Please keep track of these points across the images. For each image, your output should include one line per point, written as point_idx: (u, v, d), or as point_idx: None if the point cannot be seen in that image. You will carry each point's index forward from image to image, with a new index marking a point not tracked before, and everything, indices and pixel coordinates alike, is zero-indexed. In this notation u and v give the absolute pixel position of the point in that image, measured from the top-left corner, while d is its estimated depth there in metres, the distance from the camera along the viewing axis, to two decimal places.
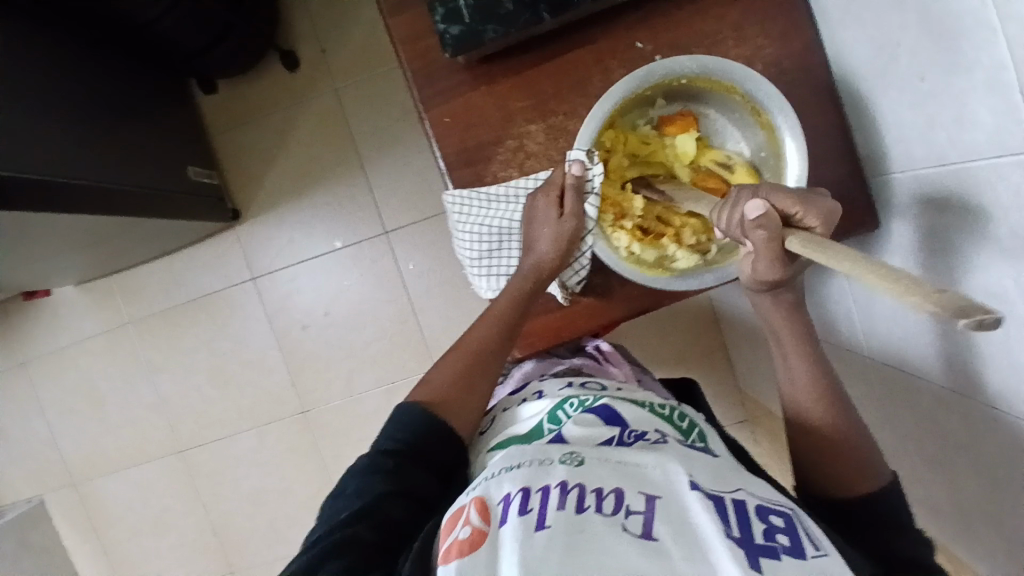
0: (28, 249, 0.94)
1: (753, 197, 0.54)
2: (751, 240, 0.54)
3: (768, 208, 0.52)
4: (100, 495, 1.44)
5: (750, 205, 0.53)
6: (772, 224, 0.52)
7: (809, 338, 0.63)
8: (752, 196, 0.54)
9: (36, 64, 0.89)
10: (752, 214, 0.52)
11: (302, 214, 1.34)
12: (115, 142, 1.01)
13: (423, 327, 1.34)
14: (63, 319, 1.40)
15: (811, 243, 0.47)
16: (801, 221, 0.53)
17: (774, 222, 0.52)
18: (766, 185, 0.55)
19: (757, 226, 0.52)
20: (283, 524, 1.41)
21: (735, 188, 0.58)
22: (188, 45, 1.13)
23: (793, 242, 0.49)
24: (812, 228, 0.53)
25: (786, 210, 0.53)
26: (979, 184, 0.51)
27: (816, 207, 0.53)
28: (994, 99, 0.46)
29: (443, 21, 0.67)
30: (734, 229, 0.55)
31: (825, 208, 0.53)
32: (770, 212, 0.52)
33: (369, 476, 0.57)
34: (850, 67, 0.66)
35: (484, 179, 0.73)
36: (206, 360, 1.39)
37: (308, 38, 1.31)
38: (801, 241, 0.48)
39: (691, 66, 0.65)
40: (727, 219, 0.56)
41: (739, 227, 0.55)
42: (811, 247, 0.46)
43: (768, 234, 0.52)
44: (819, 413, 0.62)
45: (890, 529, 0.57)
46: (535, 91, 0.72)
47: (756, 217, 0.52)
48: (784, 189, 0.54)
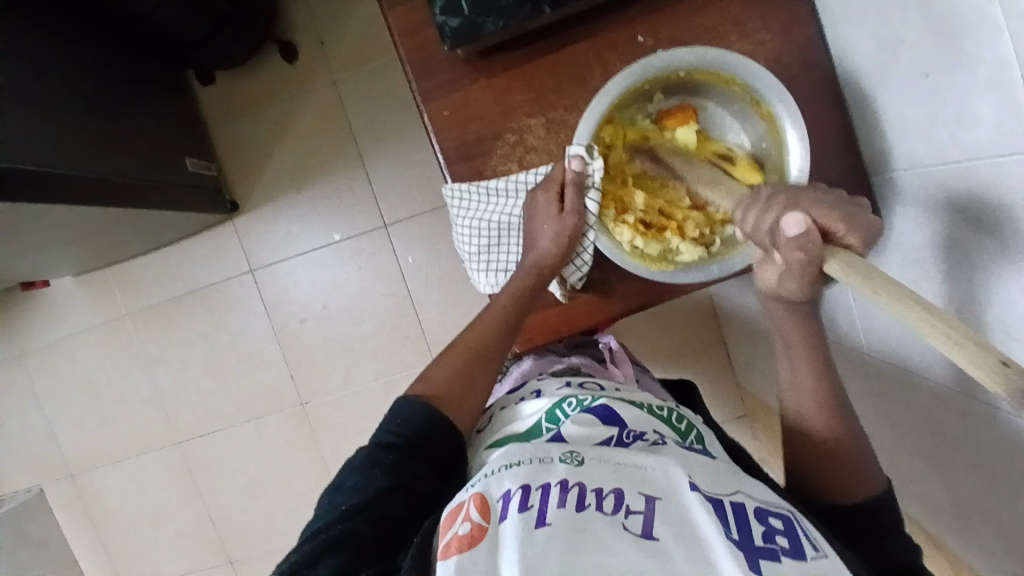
0: (27, 241, 0.94)
1: (793, 210, 0.53)
2: (784, 255, 0.54)
3: (810, 226, 0.51)
4: (98, 486, 1.45)
5: (790, 219, 0.52)
6: (815, 245, 0.51)
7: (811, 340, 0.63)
8: (793, 209, 0.53)
9: (33, 55, 0.88)
10: (791, 230, 0.52)
11: (301, 207, 1.33)
12: (112, 134, 1.01)
13: (422, 320, 1.34)
14: (60, 311, 1.40)
15: (854, 267, 0.47)
16: (841, 238, 0.52)
17: (814, 243, 0.51)
18: (808, 196, 0.53)
19: (799, 246, 0.51)
20: (281, 516, 1.41)
21: (772, 194, 0.56)
22: (186, 35, 1.12)
23: (836, 265, 0.49)
24: (851, 245, 0.52)
25: (829, 226, 0.52)
26: (981, 182, 0.50)
27: (860, 225, 0.52)
28: (997, 98, 0.46)
29: (442, 13, 0.65)
30: (766, 241, 0.55)
31: (870, 225, 0.52)
32: (813, 231, 0.51)
33: (369, 470, 0.56)
34: (852, 63, 0.65)
35: (483, 174, 0.73)
36: (204, 352, 1.38)
37: (306, 29, 1.30)
38: (842, 266, 0.49)
39: (689, 58, 0.65)
40: (768, 226, 0.55)
41: (773, 237, 0.55)
42: (854, 272, 0.47)
43: (805, 255, 0.52)
44: (816, 413, 0.62)
45: (881, 532, 0.58)
46: (535, 85, 0.71)
47: (795, 235, 0.52)
48: (826, 203, 0.52)
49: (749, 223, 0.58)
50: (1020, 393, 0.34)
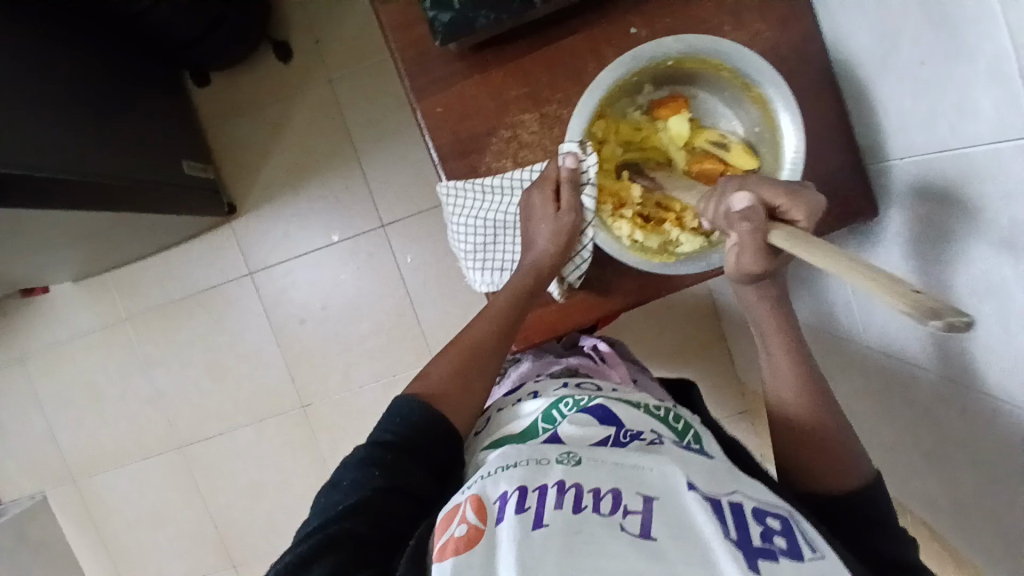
0: (23, 245, 0.94)
1: (739, 189, 0.55)
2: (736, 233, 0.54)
3: (754, 202, 0.53)
4: (100, 490, 1.44)
5: (736, 196, 0.54)
6: (757, 217, 0.52)
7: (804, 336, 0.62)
8: (738, 187, 0.55)
9: (27, 58, 0.88)
10: (738, 206, 0.53)
11: (298, 208, 1.33)
12: (108, 137, 1.00)
13: (421, 320, 1.34)
14: (58, 314, 1.39)
15: (795, 238, 0.47)
16: (785, 214, 0.54)
17: (759, 215, 0.53)
18: (752, 178, 0.56)
19: (744, 218, 0.53)
20: (283, 518, 1.41)
21: (721, 179, 0.59)
22: (181, 37, 1.12)
23: (777, 236, 0.49)
24: (795, 222, 0.54)
25: (772, 202, 0.54)
26: (978, 171, 0.49)
27: (803, 202, 0.54)
28: (995, 86, 0.45)
29: (432, 8, 0.65)
30: (719, 220, 0.56)
31: (812, 203, 0.54)
32: (756, 205, 0.53)
33: (365, 469, 0.56)
34: (848, 52, 0.64)
35: (477, 170, 0.72)
36: (203, 354, 1.38)
37: (301, 29, 1.29)
38: (784, 237, 0.48)
39: (677, 46, 0.64)
40: (713, 210, 0.57)
41: (725, 218, 0.56)
42: (794, 242, 0.47)
43: (752, 226, 0.53)
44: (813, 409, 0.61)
45: (879, 529, 0.57)
46: (528, 80, 0.71)
47: (742, 208, 0.53)
48: (770, 182, 0.55)
49: (708, 210, 0.58)
50: (947, 317, 0.33)
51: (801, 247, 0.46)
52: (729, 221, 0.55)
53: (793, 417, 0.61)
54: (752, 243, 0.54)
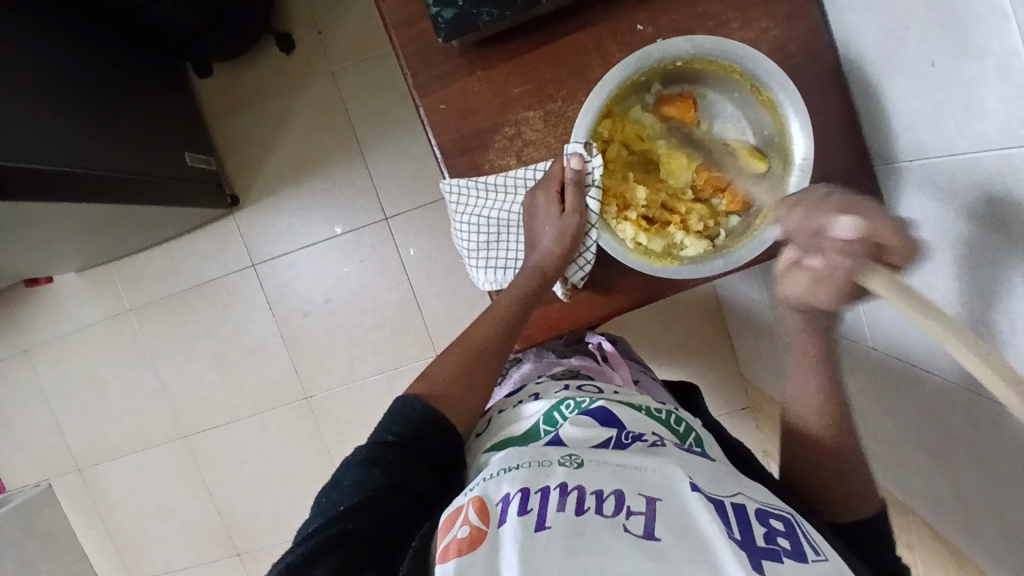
0: (28, 238, 0.94)
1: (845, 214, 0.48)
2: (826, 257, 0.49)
3: (862, 234, 0.47)
4: (105, 479, 1.46)
5: (844, 222, 0.47)
6: (859, 251, 0.47)
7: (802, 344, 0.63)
8: (841, 213, 0.49)
9: (30, 50, 0.88)
10: (845, 235, 0.47)
11: (302, 200, 1.32)
12: (111, 130, 1.00)
13: (424, 314, 1.34)
14: (63, 306, 1.40)
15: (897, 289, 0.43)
16: (889, 256, 0.48)
17: (859, 250, 0.47)
18: (863, 202, 0.49)
19: (847, 249, 0.47)
20: (286, 509, 1.42)
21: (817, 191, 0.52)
22: (184, 28, 1.11)
23: (878, 280, 0.44)
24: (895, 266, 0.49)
25: (882, 240, 0.48)
26: (989, 176, 0.49)
27: (909, 246, 0.48)
28: (1006, 89, 0.44)
29: (436, 4, 0.64)
30: (805, 241, 0.51)
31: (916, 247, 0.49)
32: (867, 239, 0.47)
33: (366, 468, 0.56)
34: (857, 50, 0.64)
35: (481, 168, 0.72)
36: (207, 347, 1.38)
37: (304, 20, 1.28)
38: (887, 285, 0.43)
39: (687, 48, 0.64)
40: (805, 228, 0.50)
41: (813, 241, 0.50)
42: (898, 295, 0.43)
43: (847, 260, 0.47)
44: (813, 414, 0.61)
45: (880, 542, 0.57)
46: (532, 77, 0.70)
47: (843, 240, 0.47)
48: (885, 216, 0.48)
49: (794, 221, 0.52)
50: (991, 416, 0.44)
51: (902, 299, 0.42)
52: (829, 247, 0.48)
53: (798, 420, 0.62)
54: (839, 271, 0.49)
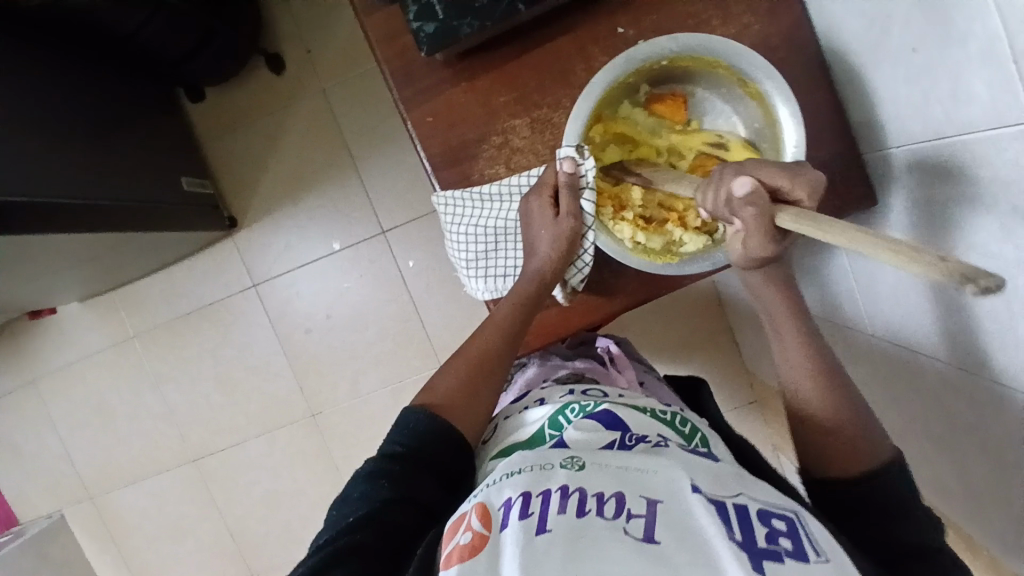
0: (28, 268, 0.95)
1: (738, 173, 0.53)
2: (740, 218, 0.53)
3: (755, 184, 0.52)
4: (117, 506, 1.46)
5: (737, 182, 0.52)
6: (762, 200, 0.51)
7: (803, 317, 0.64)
8: (736, 173, 0.54)
9: (23, 85, 0.89)
10: (740, 191, 0.52)
11: (299, 217, 1.33)
12: (106, 158, 1.01)
13: (426, 325, 1.34)
14: (67, 334, 1.41)
15: (804, 217, 0.46)
16: (787, 196, 0.53)
17: (763, 199, 0.51)
18: (747, 162, 0.55)
19: (748, 202, 0.51)
20: (299, 526, 1.42)
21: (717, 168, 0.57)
22: (174, 54, 1.12)
23: (785, 220, 0.48)
24: (800, 202, 0.53)
25: (774, 185, 0.53)
26: (976, 158, 0.49)
27: (802, 181, 0.53)
28: (988, 72, 0.44)
29: (416, 18, 0.65)
30: (721, 209, 0.55)
31: (811, 181, 0.53)
32: (758, 186, 0.52)
33: (374, 481, 0.56)
34: (838, 40, 0.64)
35: (470, 178, 0.72)
36: (212, 369, 1.39)
37: (292, 39, 1.30)
38: (792, 218, 0.47)
39: (671, 47, 0.64)
40: (713, 198, 0.55)
41: (727, 207, 0.54)
42: (804, 222, 0.45)
43: (758, 211, 0.51)
44: (817, 402, 0.60)
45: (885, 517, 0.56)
46: (516, 85, 0.71)
47: (745, 194, 0.52)
48: (769, 164, 0.54)
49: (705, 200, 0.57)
50: (978, 281, 0.33)
51: (805, 224, 0.45)
52: (733, 207, 0.53)
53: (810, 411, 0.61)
54: (759, 227, 0.52)
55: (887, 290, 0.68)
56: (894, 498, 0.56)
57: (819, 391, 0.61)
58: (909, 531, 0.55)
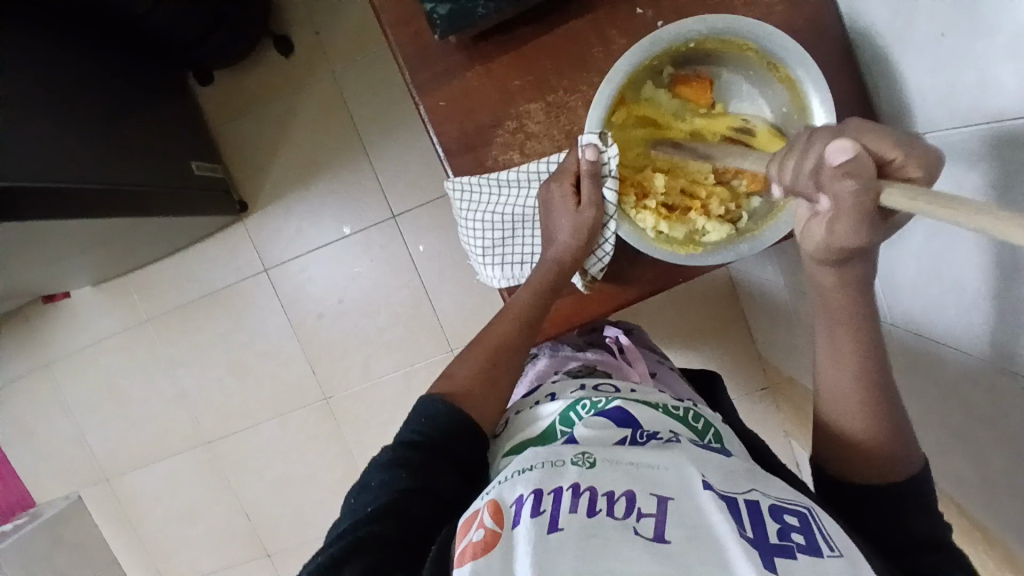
0: (40, 254, 0.95)
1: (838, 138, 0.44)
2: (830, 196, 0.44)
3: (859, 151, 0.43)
4: (132, 488, 1.48)
5: (835, 147, 0.43)
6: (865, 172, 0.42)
7: (867, 316, 0.56)
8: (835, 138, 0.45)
9: (34, 69, 0.88)
10: (837, 159, 0.43)
11: (309, 202, 1.32)
12: (116, 143, 1.00)
13: (437, 311, 1.34)
14: (81, 319, 1.42)
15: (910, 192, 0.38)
16: (898, 169, 0.44)
17: (864, 170, 0.43)
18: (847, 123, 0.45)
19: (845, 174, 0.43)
20: (311, 508, 1.44)
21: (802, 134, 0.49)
22: (183, 36, 1.11)
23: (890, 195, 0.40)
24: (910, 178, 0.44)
25: (881, 155, 0.44)
26: (1001, 150, 0.47)
27: (917, 153, 0.44)
28: (1017, 62, 0.42)
29: (430, 0, 0.63)
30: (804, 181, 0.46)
31: (928, 155, 0.44)
32: (864, 156, 0.42)
33: (393, 470, 0.55)
34: (865, 21, 0.62)
35: (484, 165, 0.71)
36: (225, 353, 1.40)
37: (302, 21, 1.28)
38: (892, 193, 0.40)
39: (700, 28, 0.62)
40: (798, 169, 0.47)
41: (813, 180, 0.45)
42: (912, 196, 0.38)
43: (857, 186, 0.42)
44: (855, 411, 0.57)
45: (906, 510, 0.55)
46: (532, 68, 0.69)
47: (841, 163, 0.43)
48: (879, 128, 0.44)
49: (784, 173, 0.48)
50: None
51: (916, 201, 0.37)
52: (823, 182, 0.44)
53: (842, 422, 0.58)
54: (851, 207, 0.44)
55: (909, 279, 0.66)
56: (918, 499, 0.56)
57: (850, 398, 0.57)
58: (919, 519, 0.55)
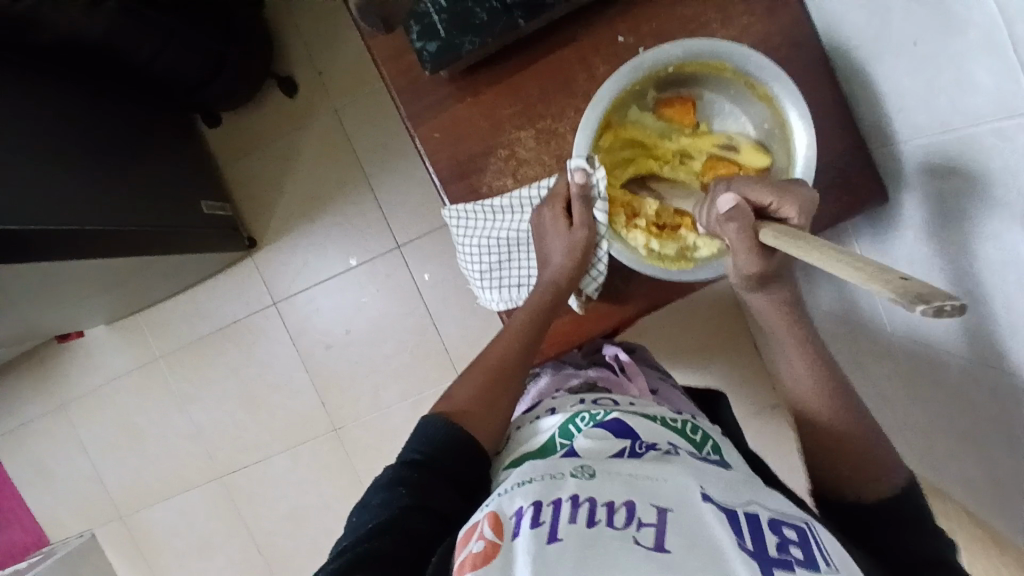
0: (53, 294, 0.97)
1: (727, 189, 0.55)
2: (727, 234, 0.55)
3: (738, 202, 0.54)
4: (146, 525, 1.49)
5: (721, 199, 0.55)
6: (742, 216, 0.53)
7: (810, 337, 0.62)
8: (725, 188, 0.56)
9: (48, 118, 0.92)
10: (724, 208, 0.54)
11: (315, 235, 1.35)
12: (127, 184, 1.03)
13: (444, 337, 1.35)
14: (95, 358, 1.44)
15: (784, 235, 0.47)
16: (777, 211, 0.54)
17: (744, 215, 0.53)
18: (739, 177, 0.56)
19: (728, 219, 0.54)
20: (324, 540, 1.43)
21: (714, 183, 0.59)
22: (190, 81, 1.15)
23: (767, 234, 0.50)
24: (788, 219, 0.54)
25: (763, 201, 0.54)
26: (984, 150, 0.48)
27: (793, 197, 0.54)
28: (991, 62, 0.44)
29: (419, 39, 0.66)
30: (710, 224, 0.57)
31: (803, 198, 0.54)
32: (742, 204, 0.53)
33: (394, 488, 0.56)
34: (841, 38, 0.64)
35: (479, 191, 0.73)
36: (236, 387, 1.41)
37: (304, 62, 1.32)
38: (773, 234, 0.49)
39: (676, 53, 0.64)
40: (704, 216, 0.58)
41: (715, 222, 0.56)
42: (785, 238, 0.47)
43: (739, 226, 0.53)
44: (831, 418, 0.60)
45: (907, 527, 0.56)
46: (520, 97, 0.71)
47: (727, 210, 0.54)
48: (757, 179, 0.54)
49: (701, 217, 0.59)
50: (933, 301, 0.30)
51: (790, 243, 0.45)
52: (719, 225, 0.55)
53: (839, 429, 0.59)
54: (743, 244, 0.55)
55: None
56: (918, 511, 0.56)
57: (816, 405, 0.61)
58: (924, 542, 0.55)
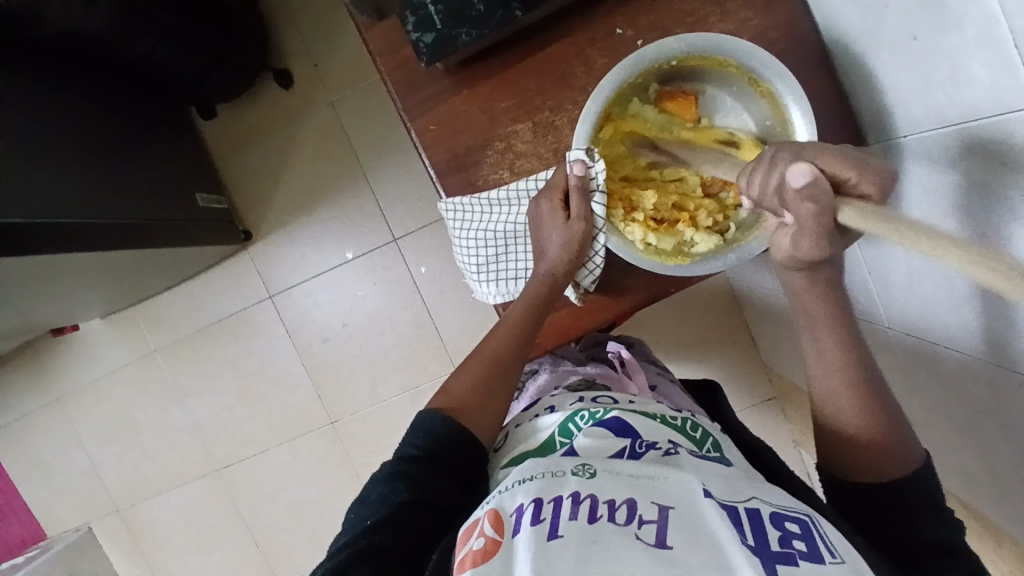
0: (49, 288, 0.97)
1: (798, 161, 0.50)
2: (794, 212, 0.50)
3: (815, 174, 0.48)
4: (144, 519, 1.49)
5: (796, 171, 0.48)
6: (823, 196, 0.48)
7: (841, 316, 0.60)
8: (794, 158, 0.51)
9: (43, 111, 0.91)
10: (798, 181, 0.48)
11: (312, 228, 1.35)
12: (123, 178, 1.03)
13: (441, 331, 1.35)
14: (91, 352, 1.44)
15: (868, 213, 0.42)
16: (854, 186, 0.50)
17: (824, 193, 0.48)
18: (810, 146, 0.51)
19: (806, 197, 0.48)
20: (322, 534, 1.43)
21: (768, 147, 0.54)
22: (186, 73, 1.14)
23: (849, 214, 0.44)
24: (867, 194, 0.50)
25: (839, 174, 0.49)
26: (982, 144, 0.48)
27: (871, 171, 0.50)
28: (988, 55, 0.44)
29: (416, 30, 0.65)
30: (770, 198, 0.52)
31: (881, 172, 0.50)
32: (820, 178, 0.48)
33: (391, 483, 0.56)
34: (839, 31, 0.63)
35: (476, 185, 0.73)
36: (233, 381, 1.41)
37: (299, 54, 1.31)
38: (855, 214, 0.43)
39: (681, 47, 0.64)
40: (761, 188, 0.53)
41: (776, 195, 0.52)
42: (868, 218, 0.42)
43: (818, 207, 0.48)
44: (851, 409, 0.58)
45: (915, 511, 0.55)
46: (518, 90, 0.71)
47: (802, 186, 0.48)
48: (836, 152, 0.50)
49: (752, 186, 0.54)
50: None
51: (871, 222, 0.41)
52: (789, 200, 0.50)
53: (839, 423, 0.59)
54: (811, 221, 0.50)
55: (901, 280, 0.67)
56: (925, 497, 0.56)
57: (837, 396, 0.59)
58: (934, 527, 0.54)
